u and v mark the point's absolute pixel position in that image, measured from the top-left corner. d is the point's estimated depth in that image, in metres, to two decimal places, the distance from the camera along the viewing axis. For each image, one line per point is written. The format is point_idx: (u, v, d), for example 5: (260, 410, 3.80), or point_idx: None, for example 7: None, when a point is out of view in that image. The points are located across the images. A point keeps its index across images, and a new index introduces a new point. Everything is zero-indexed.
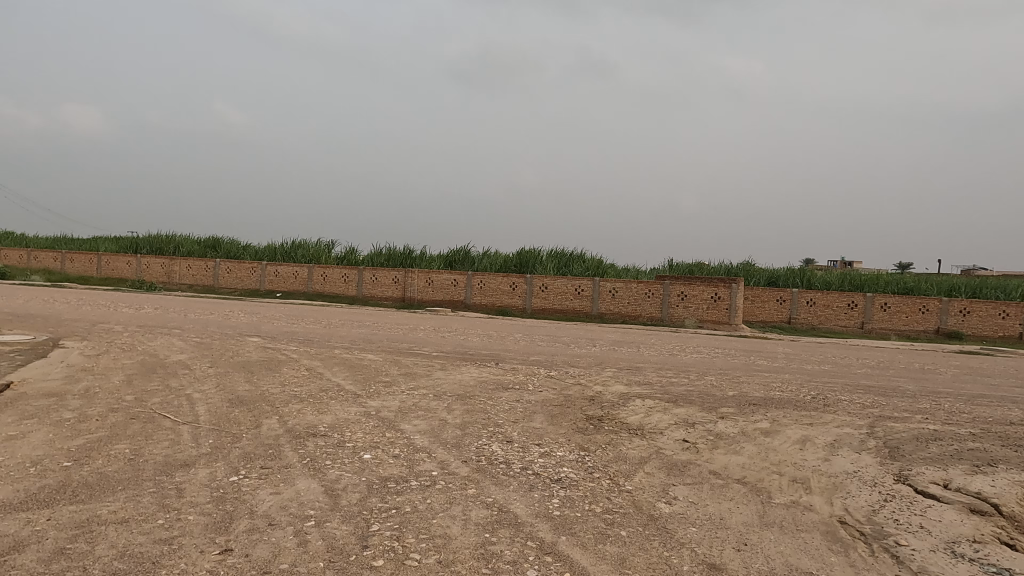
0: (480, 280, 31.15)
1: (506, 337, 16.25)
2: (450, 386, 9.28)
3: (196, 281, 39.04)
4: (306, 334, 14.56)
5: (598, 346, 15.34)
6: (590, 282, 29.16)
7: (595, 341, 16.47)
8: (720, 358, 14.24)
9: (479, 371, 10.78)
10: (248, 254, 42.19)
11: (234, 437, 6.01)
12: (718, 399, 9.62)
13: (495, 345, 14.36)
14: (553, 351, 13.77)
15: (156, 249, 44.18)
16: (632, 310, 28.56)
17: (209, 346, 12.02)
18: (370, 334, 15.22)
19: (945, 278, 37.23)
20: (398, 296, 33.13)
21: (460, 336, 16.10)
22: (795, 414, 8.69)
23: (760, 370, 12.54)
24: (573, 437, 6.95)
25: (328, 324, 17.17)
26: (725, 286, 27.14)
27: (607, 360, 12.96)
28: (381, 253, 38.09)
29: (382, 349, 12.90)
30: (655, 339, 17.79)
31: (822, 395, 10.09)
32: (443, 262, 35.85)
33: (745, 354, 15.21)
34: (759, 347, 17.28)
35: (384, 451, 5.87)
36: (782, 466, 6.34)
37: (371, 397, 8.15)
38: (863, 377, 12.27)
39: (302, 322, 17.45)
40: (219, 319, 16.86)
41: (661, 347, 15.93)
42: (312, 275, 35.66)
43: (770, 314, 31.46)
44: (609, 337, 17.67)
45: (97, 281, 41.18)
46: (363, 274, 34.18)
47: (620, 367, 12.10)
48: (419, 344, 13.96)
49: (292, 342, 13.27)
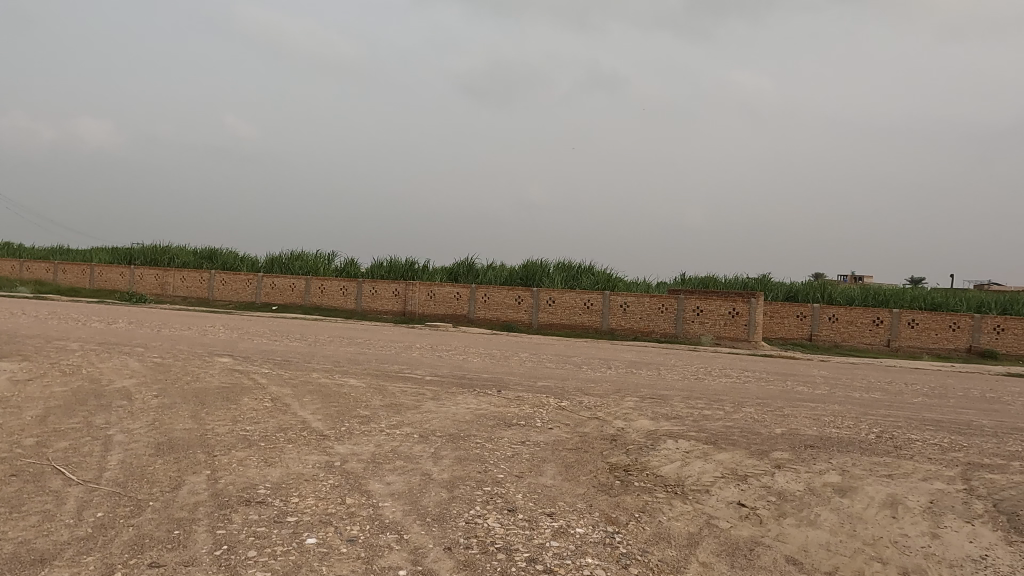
0: (484, 292, 29.62)
1: (511, 357, 14.54)
2: (440, 423, 7.63)
3: (191, 293, 37.63)
4: (286, 354, 12.92)
5: (613, 368, 13.67)
6: (600, 296, 27.53)
7: (609, 361, 14.80)
8: (753, 383, 12.51)
9: (477, 401, 9.11)
10: (245, 265, 40.75)
11: (135, 508, 4.40)
12: (766, 438, 7.93)
13: (497, 367, 12.67)
14: (563, 374, 12.07)
15: (151, 260, 42.84)
16: (645, 326, 26.91)
17: (167, 368, 10.40)
18: (359, 354, 13.57)
19: (973, 293, 35.42)
20: (398, 310, 31.56)
21: (459, 355, 14.44)
22: (868, 462, 6.99)
23: (804, 400, 10.83)
24: (595, 500, 5.29)
25: (314, 341, 15.56)
26: (744, 301, 25.51)
27: (626, 386, 11.26)
28: (382, 265, 36.58)
29: (367, 372, 11.24)
30: (676, 360, 16.06)
31: (889, 435, 8.39)
32: (446, 275, 34.28)
33: (780, 379, 13.44)
34: (792, 369, 15.52)
35: (338, 531, 4.23)
36: (882, 549, 4.66)
37: (338, 440, 6.50)
38: (925, 409, 10.50)
39: (286, 338, 15.83)
40: (194, 336, 15.27)
41: (683, 369, 14.22)
42: (310, 288, 34.17)
43: (790, 331, 29.72)
44: (624, 358, 15.95)
45: (90, 293, 39.85)
46: (362, 287, 32.67)
47: (642, 395, 10.42)
48: (412, 366, 12.31)
49: (266, 363, 11.64)
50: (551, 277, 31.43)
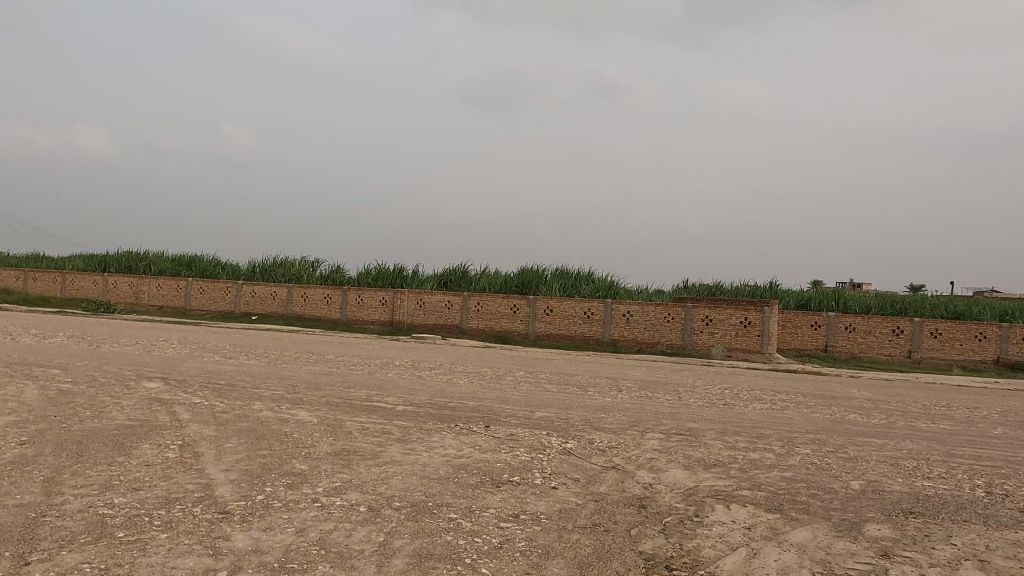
0: (477, 301, 27.52)
1: (504, 378, 12.41)
2: (401, 485, 5.51)
3: (167, 302, 35.44)
4: (235, 375, 10.76)
5: (625, 391, 11.55)
6: (600, 304, 25.48)
7: (618, 382, 12.69)
8: (794, 411, 10.37)
9: (457, 445, 6.98)
10: (225, 273, 38.52)
11: None
12: (848, 502, 5.81)
13: (487, 392, 10.51)
14: (567, 401, 9.94)
15: (126, 266, 40.56)
16: (650, 336, 24.85)
17: (68, 398, 8.22)
18: (323, 375, 11.41)
19: (994, 301, 33.42)
20: (385, 320, 29.44)
21: (444, 375, 12.29)
22: (1008, 547, 4.89)
23: (866, 435, 8.72)
24: None
25: (275, 359, 13.36)
26: (756, 309, 23.51)
27: (645, 418, 9.12)
28: (369, 273, 34.43)
29: (325, 401, 9.10)
30: (694, 380, 13.91)
31: (1003, 492, 6.31)
32: (436, 282, 32.15)
33: (822, 404, 11.30)
34: (830, 391, 13.37)
35: None
36: None
37: (242, 525, 4.37)
38: (1018, 447, 8.39)
39: (244, 355, 13.66)
40: (134, 353, 13.06)
41: (705, 392, 12.09)
42: (292, 296, 32.04)
43: (804, 342, 27.73)
44: (634, 378, 13.79)
45: (60, 302, 37.60)
46: (347, 295, 30.55)
47: (668, 432, 8.32)
48: (384, 391, 10.17)
49: (203, 389, 9.47)
50: (549, 285, 29.39)
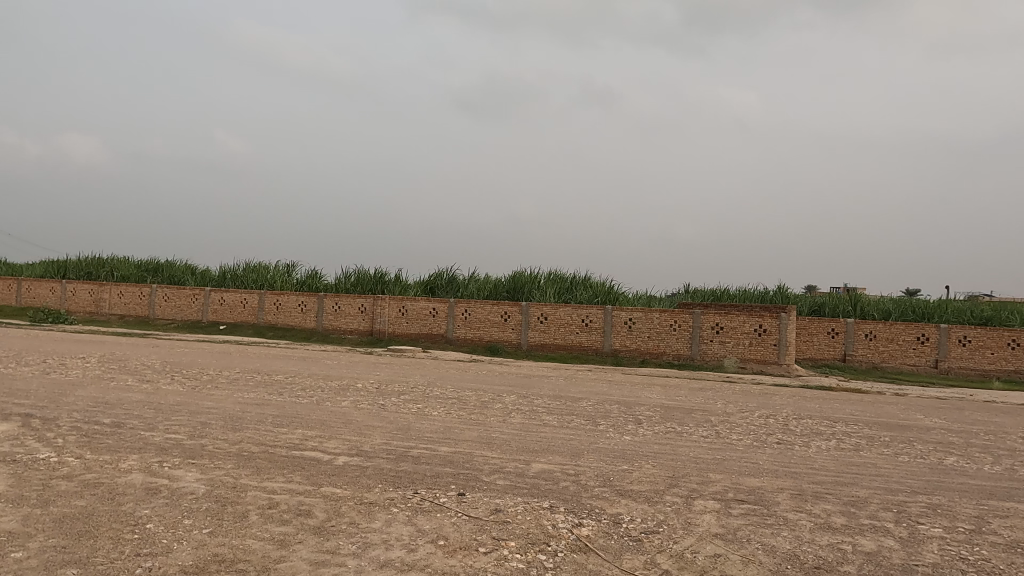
0: (465, 308, 24.94)
1: (491, 406, 9.80)
2: None
3: (129, 311, 32.67)
4: (133, 411, 8.06)
5: (646, 424, 8.97)
6: (600, 311, 22.96)
7: (635, 410, 10.11)
8: (873, 453, 7.80)
9: (408, 543, 4.35)
10: (194, 280, 35.74)
11: None
12: None
13: (465, 431, 7.88)
14: (574, 445, 7.32)
15: (87, 272, 37.65)
16: (655, 346, 22.35)
17: None
18: (255, 407, 8.74)
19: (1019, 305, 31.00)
20: (364, 330, 26.79)
21: (414, 404, 9.64)
22: None
23: (996, 496, 6.15)
24: None
25: (205, 383, 10.66)
26: (773, 316, 21.06)
27: (684, 471, 6.52)
28: (349, 278, 31.80)
29: (235, 451, 6.44)
30: (724, 404, 11.32)
31: None
32: (420, 288, 29.54)
33: (898, 439, 8.74)
34: (892, 418, 10.83)
35: None
36: None
37: None
38: None
39: (169, 378, 10.97)
40: (26, 376, 10.35)
41: (744, 422, 9.53)
42: (263, 304, 29.34)
43: (820, 351, 25.29)
44: (651, 403, 11.20)
45: (14, 312, 34.71)
46: (323, 302, 27.87)
47: (726, 498, 5.72)
48: (328, 432, 7.54)
49: (70, 434, 6.79)
50: (543, 291, 26.88)
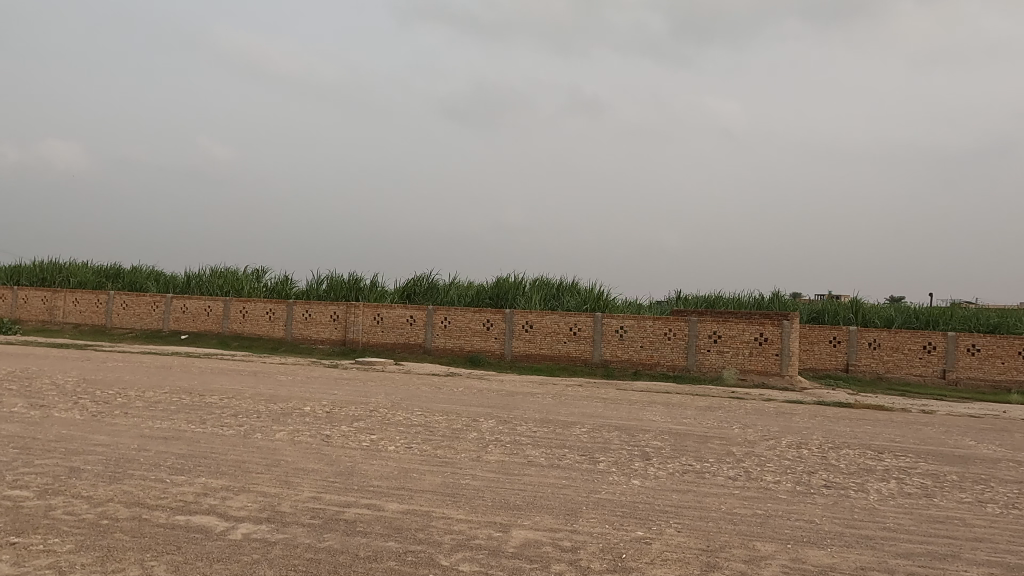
0: (444, 316, 23.06)
1: (462, 436, 7.95)
2: None
3: (84, 320, 30.40)
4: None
5: (655, 460, 7.16)
6: (589, 318, 21.23)
7: (640, 440, 8.31)
8: (952, 502, 6.05)
9: None
10: (156, 286, 33.49)
11: None
12: None
13: (424, 476, 6.02)
14: (567, 499, 5.47)
15: (42, 278, 35.26)
16: (648, 357, 20.62)
17: None
18: (158, 444, 6.80)
19: None
20: (336, 339, 24.81)
21: (367, 435, 7.74)
22: None
23: None
24: None
25: (115, 408, 8.70)
26: (776, 324, 19.42)
27: (724, 541, 4.70)
28: (322, 285, 29.80)
29: (91, 519, 4.53)
30: (742, 429, 9.53)
31: None
32: (396, 295, 27.59)
33: (969, 478, 6.98)
34: (940, 446, 9.09)
35: None
36: None
37: None
38: None
39: (75, 401, 9.02)
40: None
41: (774, 455, 7.75)
42: (228, 311, 27.24)
43: (822, 360, 23.70)
44: (657, 428, 9.40)
45: None
46: (291, 310, 25.85)
47: None
48: (240, 481, 5.63)
49: None
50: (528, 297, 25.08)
